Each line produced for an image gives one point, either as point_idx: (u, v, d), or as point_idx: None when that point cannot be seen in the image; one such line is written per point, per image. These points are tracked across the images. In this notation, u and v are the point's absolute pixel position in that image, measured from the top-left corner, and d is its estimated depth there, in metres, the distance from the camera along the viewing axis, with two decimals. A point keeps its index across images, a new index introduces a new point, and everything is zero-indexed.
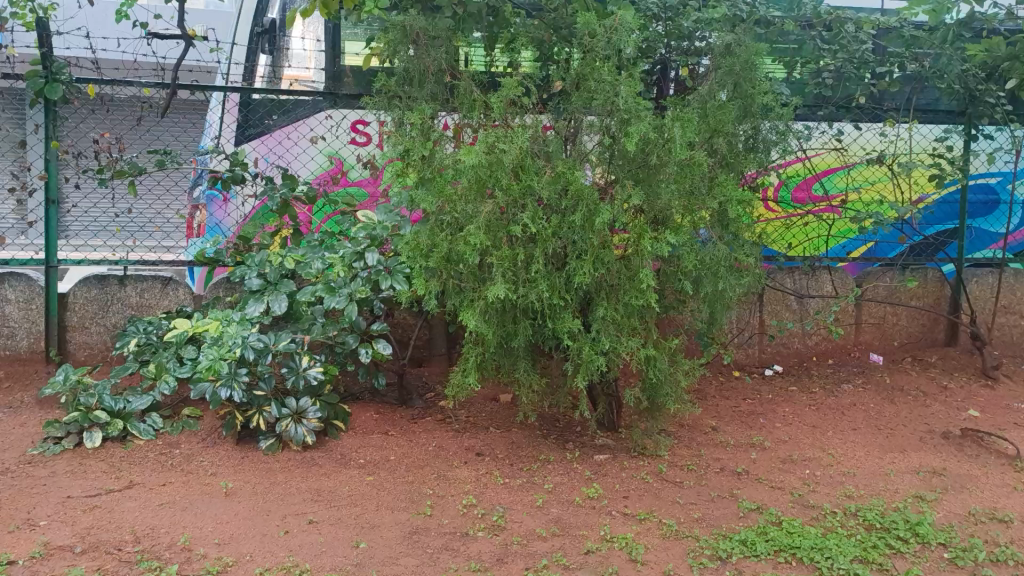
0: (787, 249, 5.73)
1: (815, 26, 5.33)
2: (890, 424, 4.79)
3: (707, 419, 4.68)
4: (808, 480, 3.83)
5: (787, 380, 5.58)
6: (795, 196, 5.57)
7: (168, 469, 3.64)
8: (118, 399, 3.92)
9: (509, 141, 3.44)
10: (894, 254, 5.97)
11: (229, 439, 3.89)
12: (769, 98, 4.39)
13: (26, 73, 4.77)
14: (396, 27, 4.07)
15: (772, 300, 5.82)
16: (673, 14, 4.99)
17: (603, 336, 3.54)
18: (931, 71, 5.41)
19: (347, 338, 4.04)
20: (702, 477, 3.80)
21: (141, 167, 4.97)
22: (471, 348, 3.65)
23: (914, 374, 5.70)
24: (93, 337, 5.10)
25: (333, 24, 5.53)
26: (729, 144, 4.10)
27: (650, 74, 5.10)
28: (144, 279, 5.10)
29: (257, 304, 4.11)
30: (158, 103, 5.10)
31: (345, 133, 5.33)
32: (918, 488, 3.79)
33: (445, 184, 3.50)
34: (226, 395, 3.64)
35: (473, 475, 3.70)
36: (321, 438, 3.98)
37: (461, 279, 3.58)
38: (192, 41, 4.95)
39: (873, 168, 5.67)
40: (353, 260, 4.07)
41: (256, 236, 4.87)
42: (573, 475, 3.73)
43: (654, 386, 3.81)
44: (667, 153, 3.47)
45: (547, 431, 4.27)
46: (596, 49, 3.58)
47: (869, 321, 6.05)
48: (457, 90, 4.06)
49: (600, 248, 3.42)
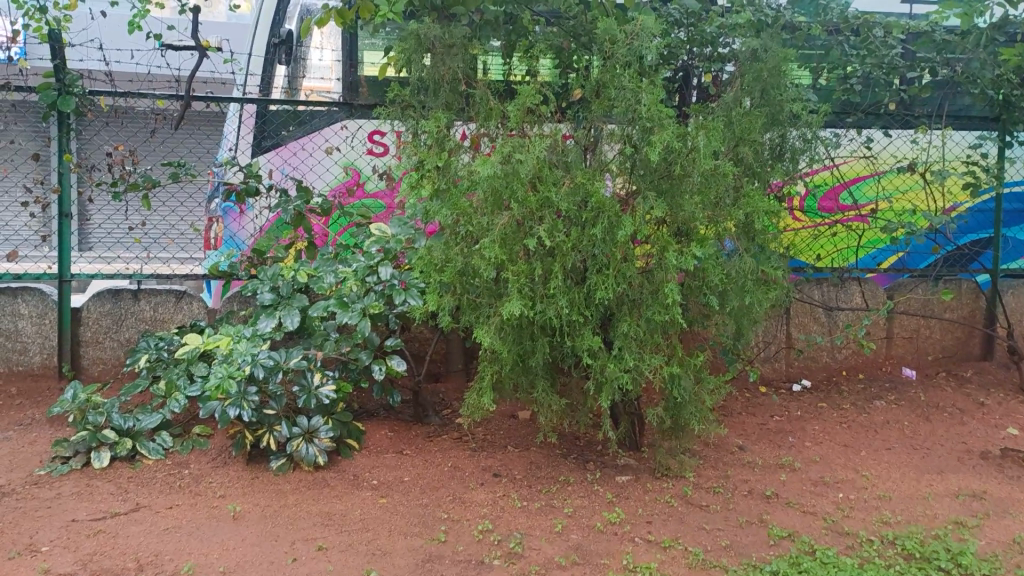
0: (815, 260, 5.54)
1: (842, 31, 5.19)
2: (926, 443, 4.60)
3: (734, 438, 4.51)
4: (842, 505, 3.66)
5: (816, 396, 5.39)
6: (823, 205, 5.38)
7: (176, 491, 3.53)
8: (127, 418, 3.84)
9: (526, 151, 3.29)
10: (926, 266, 5.77)
11: (240, 459, 3.80)
12: (797, 105, 4.25)
13: (37, 85, 4.68)
14: (411, 36, 3.95)
15: (799, 312, 5.65)
16: (695, 20, 4.88)
17: (626, 354, 3.39)
18: (963, 76, 5.25)
19: (360, 355, 3.91)
20: (729, 501, 3.64)
21: (154, 180, 4.85)
22: (486, 366, 3.52)
23: (949, 390, 5.49)
24: (106, 352, 5.03)
25: (349, 33, 5.42)
26: (756, 153, 3.95)
27: (672, 81, 4.93)
28: (158, 293, 5.02)
29: (268, 320, 3.99)
30: (172, 114, 5.06)
31: (360, 144, 5.18)
32: (959, 513, 3.61)
33: (460, 196, 3.37)
34: (234, 414, 3.53)
35: (490, 498, 3.56)
36: (334, 457, 3.87)
37: (477, 295, 3.46)
38: (207, 52, 4.92)
39: (904, 176, 5.51)
40: (366, 274, 3.97)
41: (271, 249, 4.80)
42: (595, 498, 3.59)
43: (677, 406, 3.67)
44: (691, 163, 3.34)
45: (567, 450, 4.13)
46: (616, 55, 3.45)
47: (901, 335, 5.84)
48: (473, 99, 3.96)
49: (622, 262, 3.30)
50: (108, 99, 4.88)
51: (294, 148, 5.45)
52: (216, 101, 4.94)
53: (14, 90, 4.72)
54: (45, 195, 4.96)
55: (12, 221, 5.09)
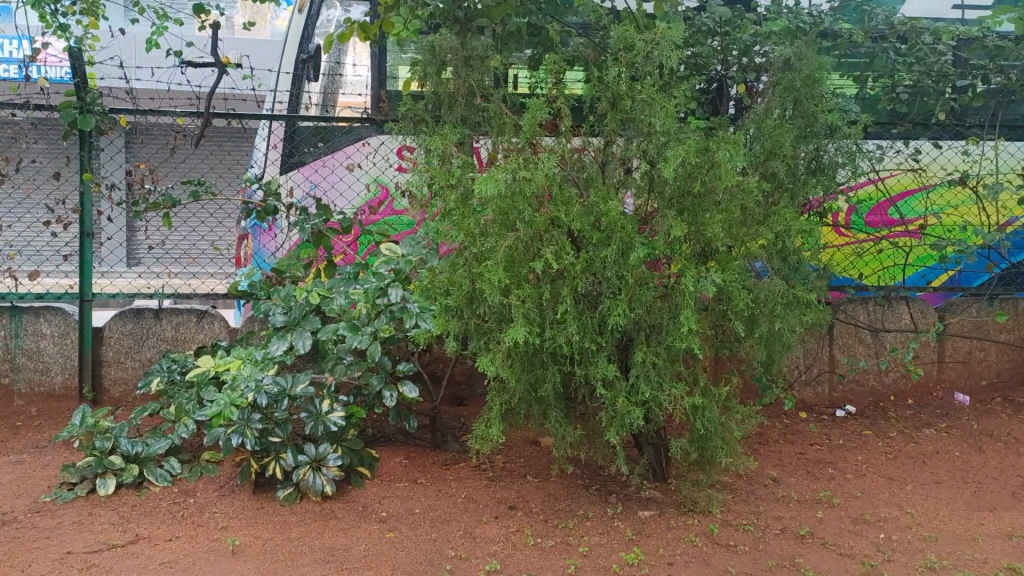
0: (860, 277, 5.27)
1: (888, 38, 5.00)
2: (979, 476, 4.29)
3: (769, 469, 4.26)
4: (883, 547, 3.39)
5: (860, 423, 5.10)
6: (869, 220, 5.14)
7: (179, 522, 3.42)
8: (135, 443, 3.75)
9: (534, 168, 3.13)
10: (979, 284, 5.49)
11: (247, 487, 3.68)
12: (835, 116, 4.03)
13: (60, 104, 4.59)
14: (425, 48, 3.83)
15: (844, 334, 5.34)
16: (730, 29, 4.67)
17: (644, 383, 3.19)
18: (1018, 85, 5.00)
19: (371, 379, 3.75)
20: (759, 540, 3.39)
21: (175, 199, 4.71)
22: (496, 395, 3.34)
23: (1006, 417, 5.14)
24: (127, 373, 4.90)
25: (377, 50, 5.24)
26: (789, 167, 3.71)
27: (704, 93, 4.79)
28: (179, 311, 4.88)
29: (280, 342, 3.84)
30: (192, 132, 5.01)
31: (382, 159, 4.98)
32: (1012, 557, 3.32)
33: (470, 215, 3.19)
34: (237, 442, 3.41)
35: (502, 534, 3.38)
36: (344, 486, 3.73)
37: (485, 320, 3.29)
38: (226, 69, 4.86)
39: (955, 190, 5.19)
40: (376, 295, 3.82)
41: (291, 269, 4.51)
42: (613, 535, 3.38)
43: (702, 438, 3.44)
44: (715, 179, 3.13)
45: (589, 481, 3.93)
46: (637, 63, 3.29)
47: (953, 359, 5.49)
48: (490, 113, 3.81)
49: (637, 285, 3.09)
50: (128, 117, 4.83)
51: (317, 165, 5.33)
52: (236, 118, 4.83)
53: (33, 110, 4.66)
54: (67, 215, 4.91)
55: (34, 240, 5.06)
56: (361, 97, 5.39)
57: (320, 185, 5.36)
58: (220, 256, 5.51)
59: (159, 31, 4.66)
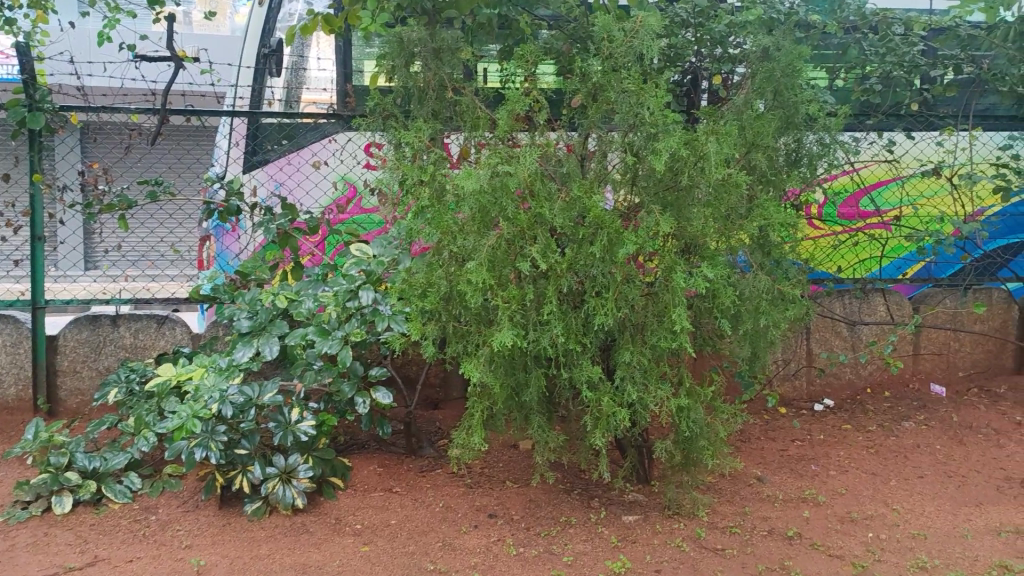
0: (837, 271, 5.22)
1: (860, 29, 4.89)
2: (961, 470, 4.24)
3: (752, 468, 4.17)
4: (872, 546, 3.31)
5: (840, 417, 5.05)
6: (842, 212, 5.05)
7: (140, 542, 3.25)
8: (93, 458, 3.56)
9: (513, 163, 2.99)
10: (952, 275, 5.44)
11: (212, 502, 3.51)
12: (814, 106, 3.95)
13: (7, 102, 4.36)
14: (392, 40, 3.68)
15: (820, 327, 5.29)
16: (703, 19, 4.58)
17: (629, 385, 3.10)
18: (990, 74, 4.98)
19: (343, 386, 3.59)
20: (747, 543, 3.30)
21: (132, 200, 4.45)
22: (475, 401, 3.22)
23: (983, 408, 5.12)
24: (84, 382, 4.66)
25: (343, 42, 5.09)
26: (769, 159, 3.61)
27: (679, 85, 4.67)
28: (138, 317, 4.65)
29: (246, 349, 3.67)
30: (148, 130, 4.82)
31: (350, 156, 4.78)
32: (1003, 554, 3.26)
33: (445, 214, 3.06)
34: (201, 456, 3.26)
35: (482, 544, 3.25)
36: (316, 497, 3.58)
37: (463, 323, 3.16)
38: (183, 63, 4.63)
39: (928, 180, 5.17)
40: (346, 299, 3.66)
41: (256, 271, 4.31)
42: (598, 542, 3.27)
43: (687, 439, 3.33)
44: (700, 174, 3.02)
45: (570, 485, 3.82)
46: (616, 55, 3.13)
47: (929, 350, 5.48)
48: (461, 106, 3.66)
49: (624, 283, 3.00)
50: (81, 115, 4.60)
51: (282, 163, 5.15)
52: (194, 115, 4.59)
53: None
54: (16, 218, 4.68)
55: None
56: (328, 93, 5.22)
57: (285, 184, 5.19)
58: (181, 259, 5.30)
59: (111, 24, 4.49)
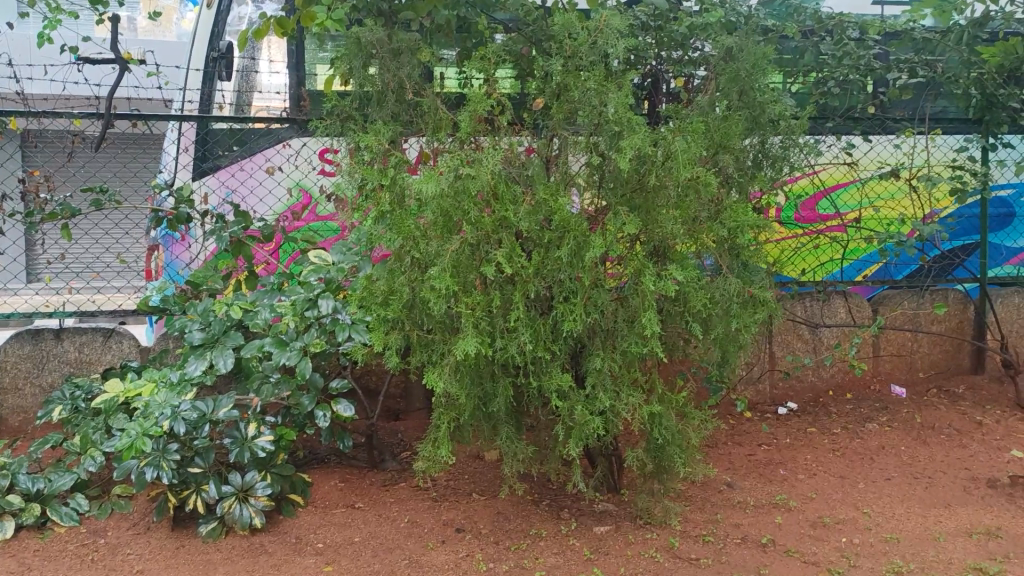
0: (799, 273, 5.21)
1: (816, 32, 4.87)
2: (927, 471, 4.25)
3: (722, 474, 4.12)
4: (846, 551, 3.27)
5: (804, 420, 5.03)
6: (803, 215, 5.05)
7: (88, 569, 3.07)
8: (37, 479, 3.38)
9: (477, 165, 2.89)
10: (905, 276, 5.51)
11: (165, 524, 3.34)
12: (779, 107, 3.93)
13: None
14: (348, 40, 3.55)
15: (782, 330, 5.28)
16: (662, 23, 4.53)
17: (600, 392, 3.00)
18: (943, 76, 4.99)
19: (303, 400, 3.45)
20: (722, 552, 3.23)
21: (75, 208, 4.17)
22: (442, 414, 3.11)
23: (944, 408, 5.15)
24: (27, 400, 4.43)
25: (295, 45, 5.00)
26: (737, 161, 3.57)
27: (640, 88, 4.56)
28: (83, 331, 4.44)
29: (198, 363, 3.50)
30: (92, 136, 4.61)
31: (305, 161, 4.63)
32: (977, 557, 3.24)
33: (406, 218, 2.94)
34: (152, 476, 3.10)
35: (451, 560, 3.13)
36: (274, 516, 3.43)
37: (427, 332, 3.04)
38: (128, 66, 4.41)
39: (885, 182, 5.23)
40: (304, 307, 3.52)
41: (207, 281, 4.15)
42: (570, 555, 3.17)
43: (658, 447, 3.25)
44: (669, 175, 2.91)
45: (539, 496, 3.73)
46: (579, 56, 3.10)
47: (888, 351, 5.51)
48: (422, 107, 3.56)
49: (593, 288, 2.92)
50: (20, 121, 4.38)
51: (234, 169, 5.01)
52: (140, 118, 4.32)
53: None
54: None
55: None
56: (281, 98, 5.07)
57: (236, 190, 5.05)
58: (129, 270, 5.11)
59: (51, 25, 4.26)
